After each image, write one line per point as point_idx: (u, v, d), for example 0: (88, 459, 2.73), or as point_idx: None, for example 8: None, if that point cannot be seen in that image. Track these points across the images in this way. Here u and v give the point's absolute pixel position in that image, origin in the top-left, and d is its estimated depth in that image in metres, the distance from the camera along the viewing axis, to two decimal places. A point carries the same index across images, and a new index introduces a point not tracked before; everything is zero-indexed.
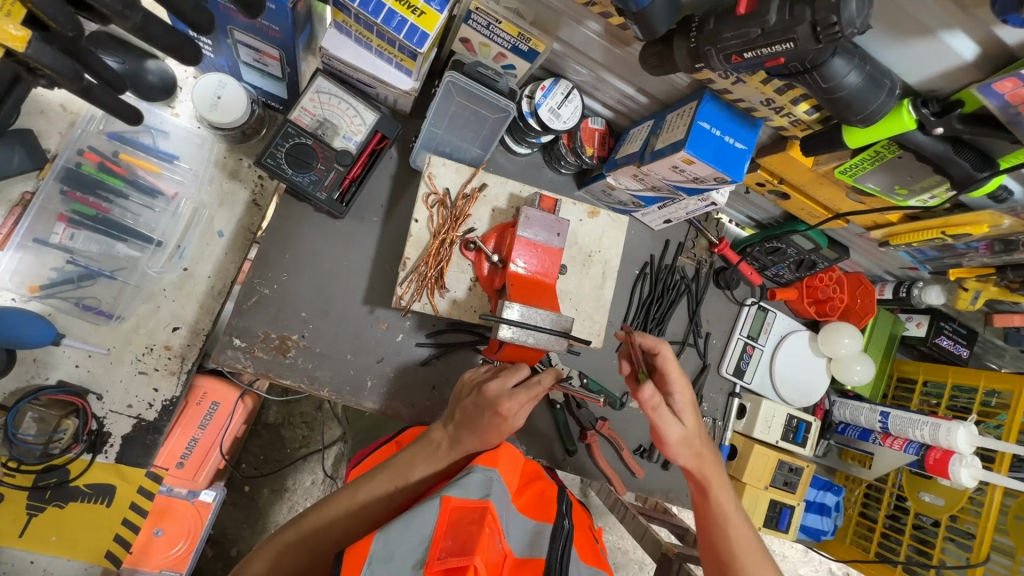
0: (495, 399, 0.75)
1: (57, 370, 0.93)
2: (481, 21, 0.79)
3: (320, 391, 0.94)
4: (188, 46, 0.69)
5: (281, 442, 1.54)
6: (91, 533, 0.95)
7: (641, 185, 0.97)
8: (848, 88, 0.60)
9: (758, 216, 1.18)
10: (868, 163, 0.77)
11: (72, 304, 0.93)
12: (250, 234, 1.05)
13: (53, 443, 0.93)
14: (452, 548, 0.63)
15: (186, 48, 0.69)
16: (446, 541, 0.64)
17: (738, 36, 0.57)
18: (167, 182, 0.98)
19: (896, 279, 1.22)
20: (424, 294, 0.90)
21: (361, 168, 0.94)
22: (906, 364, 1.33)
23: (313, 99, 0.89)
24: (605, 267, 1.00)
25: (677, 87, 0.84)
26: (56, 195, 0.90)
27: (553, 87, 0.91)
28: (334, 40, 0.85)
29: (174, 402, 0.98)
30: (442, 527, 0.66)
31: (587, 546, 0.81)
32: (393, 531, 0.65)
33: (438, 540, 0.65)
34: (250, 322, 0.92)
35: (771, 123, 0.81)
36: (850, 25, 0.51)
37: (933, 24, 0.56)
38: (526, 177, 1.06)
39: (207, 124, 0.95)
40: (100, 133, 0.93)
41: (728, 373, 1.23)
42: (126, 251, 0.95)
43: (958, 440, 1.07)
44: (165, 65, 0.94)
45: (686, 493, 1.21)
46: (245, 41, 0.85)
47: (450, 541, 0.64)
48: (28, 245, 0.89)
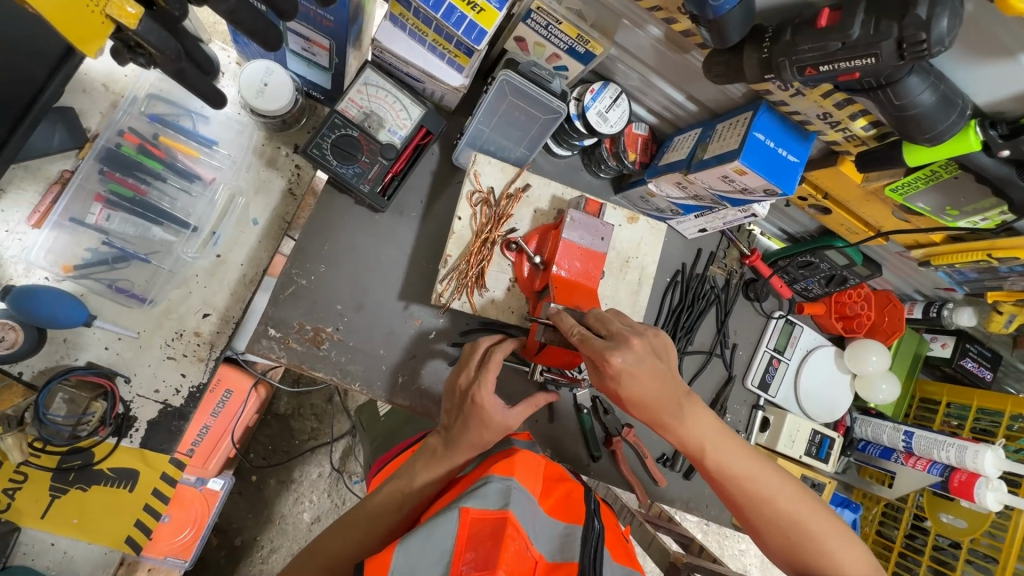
0: (468, 388, 0.79)
1: (86, 352, 0.92)
2: (541, 21, 0.78)
3: (351, 385, 0.93)
4: (273, 33, 0.68)
5: (290, 433, 1.52)
6: (113, 518, 0.94)
7: (683, 194, 0.96)
8: (922, 107, 0.59)
9: (791, 229, 1.17)
10: (922, 183, 0.77)
11: (105, 286, 0.92)
12: (284, 223, 1.02)
13: (81, 425, 0.89)
14: (473, 561, 0.64)
15: (270, 33, 0.68)
16: (468, 553, 0.65)
17: (815, 48, 0.56)
18: (204, 167, 0.97)
19: (925, 299, 1.22)
20: (464, 293, 0.89)
21: (404, 162, 0.93)
22: (929, 385, 1.32)
23: (360, 90, 0.89)
24: (641, 273, 0.99)
25: (731, 96, 0.83)
26: (94, 174, 0.89)
27: (602, 91, 0.91)
28: (387, 32, 0.84)
29: (201, 388, 0.97)
30: (462, 541, 0.66)
31: (618, 546, 0.80)
32: (413, 546, 0.64)
33: (459, 553, 0.65)
34: (285, 313, 0.91)
35: (824, 137, 0.80)
36: (938, 43, 0.50)
37: (1015, 46, 0.55)
38: (564, 179, 1.06)
39: (250, 111, 0.94)
40: (141, 114, 0.92)
41: (752, 386, 1.22)
42: (161, 235, 0.94)
43: (985, 464, 1.07)
44: (209, 49, 0.93)
45: (706, 504, 1.21)
46: (296, 29, 0.84)
47: (471, 553, 0.65)
48: (64, 224, 0.88)
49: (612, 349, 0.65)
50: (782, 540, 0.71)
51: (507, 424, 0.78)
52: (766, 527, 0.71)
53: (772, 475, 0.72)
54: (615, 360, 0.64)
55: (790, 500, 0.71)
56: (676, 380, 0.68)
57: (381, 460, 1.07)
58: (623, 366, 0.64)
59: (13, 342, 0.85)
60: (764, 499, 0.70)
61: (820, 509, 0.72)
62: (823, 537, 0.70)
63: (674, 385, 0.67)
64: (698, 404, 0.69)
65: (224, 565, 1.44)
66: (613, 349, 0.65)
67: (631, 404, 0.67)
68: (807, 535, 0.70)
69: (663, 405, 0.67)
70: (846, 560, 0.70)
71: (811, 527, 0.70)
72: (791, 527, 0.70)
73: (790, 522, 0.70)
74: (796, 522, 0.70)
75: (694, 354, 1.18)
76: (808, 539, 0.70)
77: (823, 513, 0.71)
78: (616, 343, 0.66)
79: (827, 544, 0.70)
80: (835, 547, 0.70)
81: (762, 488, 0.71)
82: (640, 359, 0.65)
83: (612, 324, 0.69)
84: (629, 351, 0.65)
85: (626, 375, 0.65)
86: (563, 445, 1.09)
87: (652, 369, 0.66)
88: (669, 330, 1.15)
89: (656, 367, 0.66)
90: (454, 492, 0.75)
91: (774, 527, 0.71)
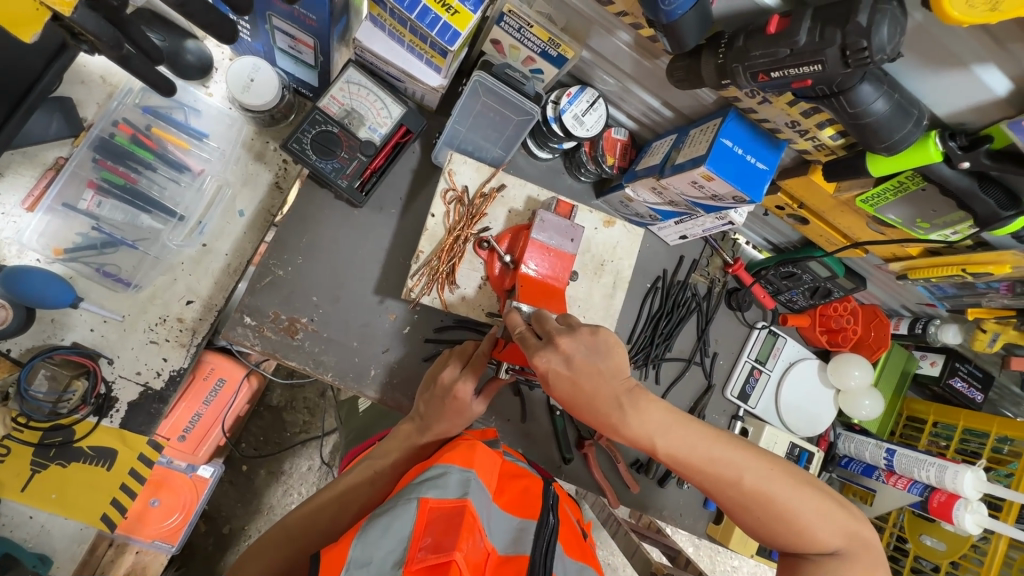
0: (451, 385, 0.83)
1: (73, 332, 0.95)
2: (513, 24, 0.81)
3: (324, 375, 0.95)
4: (227, 26, 0.72)
5: (282, 425, 1.55)
6: (90, 494, 0.97)
7: (659, 199, 0.97)
8: (876, 115, 0.60)
9: (776, 240, 1.17)
10: (890, 194, 0.76)
11: (92, 270, 0.95)
12: (269, 217, 1.06)
13: (62, 403, 0.94)
14: (430, 546, 0.64)
15: (224, 26, 0.71)
16: (425, 538, 0.64)
17: (766, 54, 0.58)
18: (194, 159, 1.01)
19: (912, 315, 1.20)
20: (434, 288, 0.91)
21: (383, 159, 0.96)
22: (917, 403, 1.29)
23: (342, 88, 0.92)
24: (616, 277, 1.00)
25: (704, 103, 0.84)
26: (88, 162, 0.93)
27: (579, 95, 0.92)
28: (368, 33, 0.87)
29: (182, 373, 1.00)
30: (420, 527, 0.65)
31: (574, 542, 0.81)
32: (371, 535, 0.64)
33: (418, 537, 0.65)
34: (261, 302, 0.93)
35: (795, 145, 0.81)
36: (879, 51, 0.51)
37: (966, 56, 0.55)
38: (545, 182, 1.07)
39: (238, 106, 0.97)
40: (135, 106, 0.96)
41: (732, 396, 1.21)
42: (150, 223, 0.98)
43: (964, 485, 1.05)
44: (203, 46, 0.97)
45: (680, 515, 1.20)
46: (282, 27, 0.87)
47: (429, 538, 0.65)
48: (57, 209, 0.92)
49: (539, 352, 0.69)
50: (752, 518, 0.72)
51: (476, 412, 0.85)
52: (735, 507, 0.72)
53: (735, 455, 0.71)
54: (540, 361, 0.68)
55: (756, 479, 0.70)
56: (616, 377, 0.69)
57: (354, 451, 1.10)
58: (549, 367, 0.68)
59: (2, 319, 0.88)
60: (728, 481, 0.70)
61: (790, 482, 0.71)
62: (793, 511, 0.70)
63: (613, 383, 0.69)
64: (642, 399, 0.69)
65: (210, 552, 1.46)
66: (540, 351, 0.69)
67: (571, 405, 0.70)
68: (776, 511, 0.70)
69: (601, 403, 0.69)
70: (816, 531, 0.70)
71: (779, 503, 0.70)
72: (758, 504, 0.70)
73: (757, 501, 0.70)
74: (763, 500, 0.70)
75: (672, 361, 1.18)
76: (777, 515, 0.70)
77: (792, 487, 0.71)
78: (545, 344, 0.70)
79: (797, 518, 0.70)
80: (806, 520, 0.70)
81: (724, 471, 0.70)
82: (568, 360, 0.68)
83: (548, 324, 0.72)
84: (556, 352, 0.68)
85: (553, 375, 0.68)
86: (536, 446, 1.10)
87: (584, 368, 0.68)
88: (647, 336, 1.15)
89: (588, 365, 0.68)
90: (410, 475, 0.76)
91: (742, 505, 0.71)
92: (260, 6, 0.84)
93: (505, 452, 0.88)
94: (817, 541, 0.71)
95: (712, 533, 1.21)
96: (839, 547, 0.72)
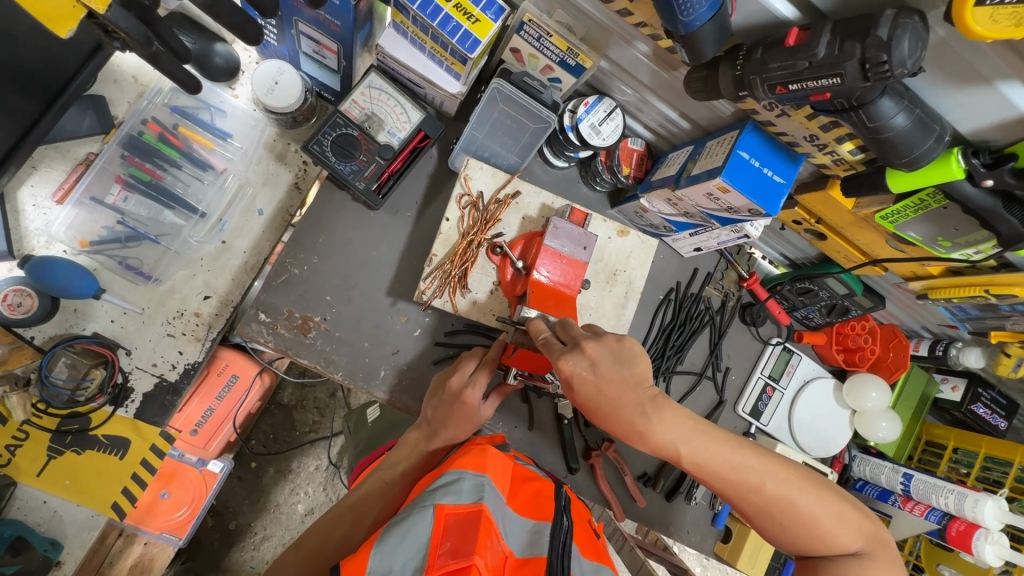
0: (459, 389, 0.84)
1: (94, 323, 0.97)
2: (533, 33, 0.82)
3: (334, 374, 0.96)
4: (252, 28, 0.74)
5: (293, 424, 1.56)
6: (102, 482, 0.98)
7: (674, 210, 0.97)
8: (896, 130, 0.59)
9: (792, 255, 1.16)
10: (911, 212, 0.75)
11: (116, 263, 0.98)
12: (287, 216, 1.08)
13: (80, 391, 0.96)
14: (449, 551, 0.63)
15: (250, 28, 0.73)
16: (444, 544, 0.64)
17: (784, 67, 0.58)
18: (217, 157, 1.04)
19: (933, 336, 1.17)
20: (446, 291, 0.91)
21: (401, 163, 0.97)
22: (937, 428, 1.25)
23: (364, 93, 0.94)
24: (628, 287, 0.99)
25: (721, 115, 0.83)
26: (116, 158, 0.96)
27: (596, 104, 0.93)
28: (391, 39, 0.89)
29: (196, 367, 1.02)
30: (438, 533, 0.65)
31: (588, 543, 0.80)
32: (388, 545, 0.63)
33: (436, 543, 0.64)
34: (276, 299, 0.95)
35: (813, 160, 0.80)
36: (900, 65, 0.51)
37: (992, 73, 0.55)
38: (560, 190, 1.07)
39: (262, 108, 0.99)
40: (164, 106, 0.99)
41: (743, 412, 1.19)
42: (172, 219, 1.01)
43: (985, 514, 1.01)
44: (232, 49, 1.00)
45: (688, 531, 1.18)
46: (307, 33, 0.89)
47: (448, 543, 0.64)
48: (85, 202, 0.95)
49: (565, 355, 0.68)
50: (774, 523, 0.71)
51: (484, 416, 0.87)
52: (756, 512, 0.71)
53: (757, 461, 0.70)
54: (567, 364, 0.68)
55: (777, 485, 0.70)
56: (641, 387, 0.69)
57: (363, 460, 1.11)
58: (575, 371, 0.67)
59: (29, 308, 0.91)
60: (750, 487, 0.70)
61: (810, 488, 0.71)
62: (814, 516, 0.70)
63: (637, 392, 0.68)
64: (665, 408, 0.69)
65: (217, 548, 1.47)
66: (566, 354, 0.68)
67: (591, 409, 0.70)
68: (798, 516, 0.70)
69: (625, 413, 0.68)
70: (837, 533, 0.71)
71: (801, 508, 0.70)
72: (780, 510, 0.70)
73: (778, 506, 0.70)
74: (785, 505, 0.70)
75: (684, 374, 1.16)
76: (799, 520, 0.70)
77: (813, 492, 0.71)
78: (570, 349, 0.69)
79: (818, 522, 0.70)
80: (827, 524, 0.70)
81: (747, 477, 0.70)
82: (594, 365, 0.67)
83: (573, 332, 0.72)
84: (582, 357, 0.68)
85: (578, 380, 0.68)
86: (542, 454, 1.09)
87: (608, 375, 0.68)
88: (658, 348, 1.14)
89: (613, 373, 0.68)
90: (424, 482, 0.76)
91: (763, 512, 0.71)
92: (287, 12, 0.86)
93: (516, 457, 0.88)
94: (838, 543, 0.71)
95: (719, 552, 1.20)
96: (859, 547, 0.72)
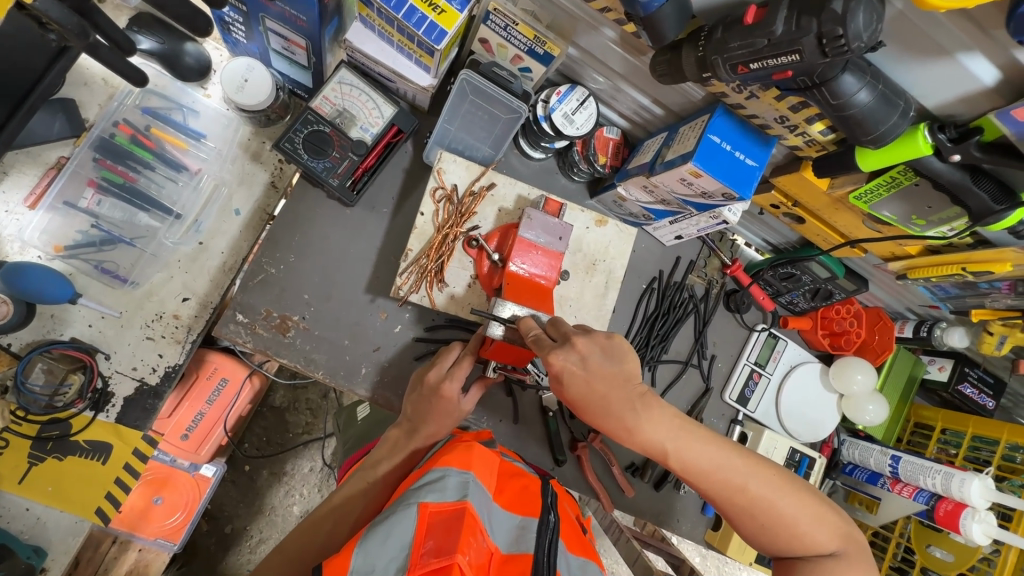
0: (437, 383, 0.84)
1: (71, 328, 0.97)
2: (499, 22, 0.81)
3: (315, 373, 0.95)
4: None
5: (285, 426, 1.56)
6: (85, 489, 0.98)
7: (651, 198, 0.96)
8: (859, 106, 0.59)
9: (774, 240, 1.15)
10: (883, 190, 0.75)
11: (91, 267, 0.97)
12: (265, 215, 1.08)
13: (58, 396, 0.95)
14: (432, 550, 0.62)
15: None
16: (427, 543, 0.63)
17: (744, 46, 0.57)
18: (191, 158, 1.03)
19: (918, 317, 1.17)
20: (423, 286, 0.91)
21: (375, 158, 0.97)
22: (925, 410, 1.25)
23: (335, 89, 0.93)
24: (608, 276, 0.99)
25: (692, 99, 0.83)
26: (88, 161, 0.95)
27: (568, 93, 0.92)
28: (359, 34, 0.88)
29: (177, 369, 1.01)
30: (422, 533, 0.64)
31: (575, 538, 0.80)
32: (371, 545, 0.62)
33: (419, 542, 0.64)
34: (253, 299, 0.94)
35: (785, 142, 0.79)
36: (856, 38, 0.50)
37: (951, 45, 0.54)
38: (538, 182, 1.06)
39: (234, 107, 0.99)
40: (135, 107, 0.98)
41: (730, 400, 1.19)
42: (147, 221, 1.00)
43: (971, 493, 1.01)
44: (202, 49, 1.00)
45: (678, 519, 1.17)
46: (275, 29, 0.89)
47: (431, 542, 0.63)
48: (57, 207, 0.94)
49: (555, 349, 0.67)
50: (754, 523, 0.71)
51: (465, 410, 0.86)
52: (737, 512, 0.71)
53: (742, 462, 0.71)
54: (556, 359, 0.67)
55: (759, 487, 0.70)
56: (630, 383, 0.68)
57: (350, 459, 1.10)
58: (565, 366, 0.66)
59: (3, 314, 0.90)
60: (734, 487, 0.70)
61: (792, 490, 0.71)
62: (793, 517, 0.70)
63: (626, 387, 0.68)
64: (654, 406, 0.69)
65: (213, 552, 1.47)
66: (556, 348, 0.67)
67: (581, 406, 0.69)
68: (778, 517, 0.70)
69: (615, 406, 0.68)
70: (816, 534, 0.70)
71: (782, 510, 0.70)
72: (761, 511, 0.70)
73: (761, 508, 0.70)
74: (766, 506, 0.70)
75: (669, 363, 1.16)
76: (779, 520, 0.70)
77: (794, 494, 0.71)
78: (561, 343, 0.68)
79: (798, 523, 0.70)
80: (807, 525, 0.70)
81: (731, 477, 0.70)
82: (584, 360, 0.67)
83: (564, 328, 0.72)
84: (573, 352, 0.67)
85: (569, 375, 0.67)
86: (528, 448, 1.09)
87: (598, 370, 0.67)
88: (642, 337, 1.13)
89: (603, 368, 0.67)
90: (408, 481, 0.75)
91: (743, 512, 0.71)
92: (253, 8, 0.85)
93: (502, 452, 0.88)
94: (817, 544, 0.70)
95: (710, 539, 1.19)
96: (837, 549, 0.71)
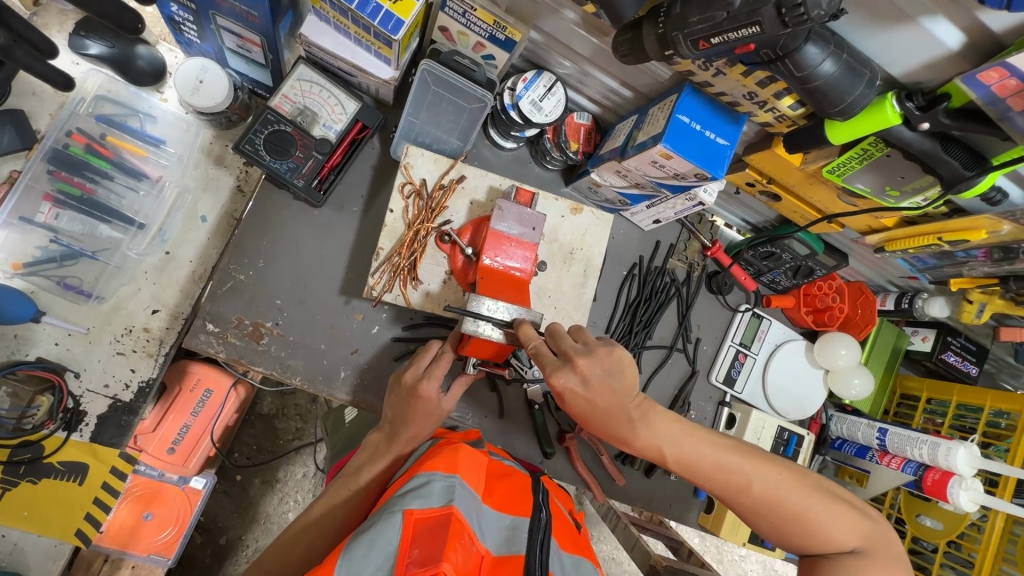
0: (415, 383, 0.82)
1: (37, 347, 0.94)
2: (457, 9, 0.79)
3: (292, 380, 0.93)
4: (128, 16, 0.69)
5: (275, 433, 1.53)
6: (63, 511, 0.96)
7: (626, 182, 0.94)
8: (824, 77, 0.57)
9: (752, 219, 1.15)
10: (856, 162, 0.73)
11: (54, 283, 0.94)
12: (233, 219, 1.05)
13: (26, 418, 0.93)
14: (417, 559, 0.61)
15: (125, 15, 0.69)
16: (413, 551, 0.62)
17: (703, 20, 0.55)
18: (151, 166, 1.00)
19: (898, 289, 1.17)
20: (397, 285, 0.88)
21: (341, 156, 0.95)
22: (911, 381, 1.25)
23: (294, 86, 0.90)
24: (586, 265, 0.97)
25: (660, 79, 0.81)
26: (42, 174, 0.91)
27: (536, 79, 0.90)
28: (315, 28, 0.86)
29: (151, 384, 0.98)
30: (407, 540, 0.63)
31: (568, 536, 0.78)
32: (355, 556, 0.60)
33: (404, 550, 0.62)
34: (224, 308, 0.91)
35: (755, 118, 0.78)
36: (815, 7, 0.49)
37: (913, 10, 0.53)
38: (511, 172, 1.05)
39: (192, 109, 0.95)
40: (88, 115, 0.95)
41: (717, 381, 1.18)
42: (109, 233, 0.97)
43: (958, 461, 1.01)
44: (155, 51, 0.97)
45: (670, 504, 1.17)
46: (227, 27, 0.85)
47: (417, 550, 0.62)
48: (14, 223, 0.91)
49: (556, 371, 0.67)
50: (767, 522, 0.70)
51: (446, 409, 0.85)
52: (750, 513, 0.71)
53: (745, 461, 0.70)
54: (557, 381, 0.66)
55: (765, 485, 0.69)
56: (628, 395, 0.69)
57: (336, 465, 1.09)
58: (566, 387, 0.66)
59: None
60: (739, 486, 0.70)
61: (803, 487, 0.70)
62: (807, 512, 0.69)
63: (624, 401, 0.68)
64: (653, 415, 0.70)
65: (208, 564, 1.45)
66: (558, 369, 0.67)
67: (586, 415, 0.69)
68: (790, 514, 0.69)
69: (597, 398, 0.67)
70: (831, 530, 0.69)
71: (793, 506, 0.69)
72: (771, 509, 0.69)
73: (769, 506, 0.69)
74: (775, 504, 0.69)
75: (653, 349, 1.15)
76: (792, 517, 0.69)
77: (806, 490, 0.70)
78: (562, 363, 0.67)
79: (811, 518, 0.69)
80: (821, 520, 0.69)
81: (736, 477, 0.70)
82: (585, 381, 0.67)
83: (562, 341, 0.71)
84: (573, 373, 0.67)
85: (570, 395, 0.67)
86: (515, 441, 1.08)
87: (599, 391, 0.67)
88: (626, 324, 1.12)
89: (603, 386, 0.67)
90: (392, 487, 0.73)
91: (755, 511, 0.70)
92: (202, 5, 0.82)
93: (490, 451, 0.86)
94: (834, 540, 0.69)
95: (703, 522, 1.19)
96: (857, 546, 0.70)
